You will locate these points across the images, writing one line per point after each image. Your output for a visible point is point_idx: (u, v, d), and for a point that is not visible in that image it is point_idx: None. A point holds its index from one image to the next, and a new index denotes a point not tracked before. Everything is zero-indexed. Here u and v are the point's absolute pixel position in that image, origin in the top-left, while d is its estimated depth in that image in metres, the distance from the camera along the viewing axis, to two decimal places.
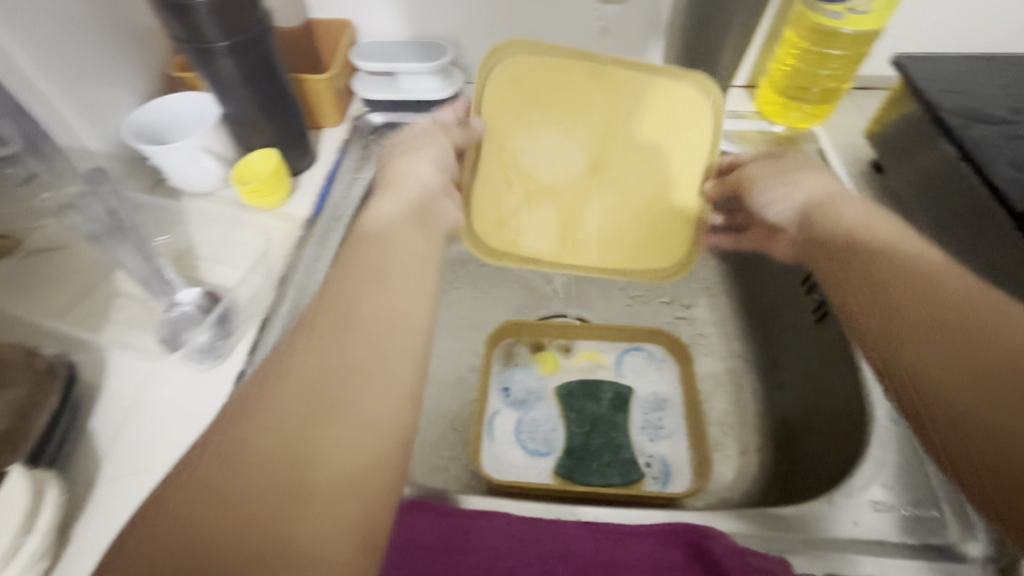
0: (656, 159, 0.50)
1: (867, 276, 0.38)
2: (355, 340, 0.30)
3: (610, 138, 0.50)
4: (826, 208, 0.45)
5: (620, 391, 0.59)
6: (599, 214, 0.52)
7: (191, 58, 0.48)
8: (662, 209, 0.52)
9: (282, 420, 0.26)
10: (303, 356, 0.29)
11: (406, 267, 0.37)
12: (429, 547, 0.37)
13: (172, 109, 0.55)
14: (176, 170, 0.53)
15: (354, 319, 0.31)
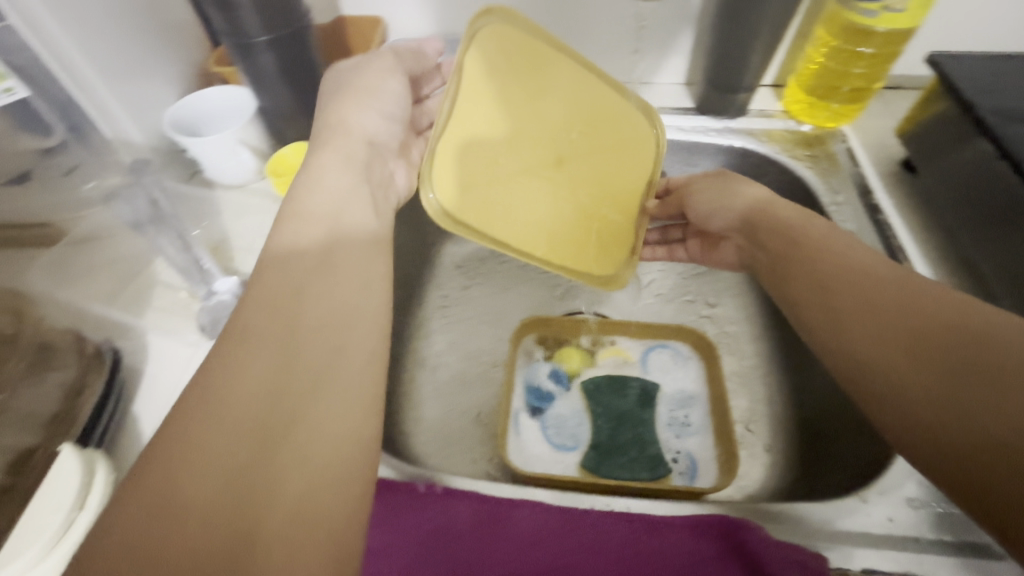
0: (611, 174, 0.55)
1: (822, 288, 0.40)
2: (326, 330, 0.32)
3: (581, 141, 0.53)
4: (763, 215, 0.48)
5: (647, 387, 0.59)
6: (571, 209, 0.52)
7: (232, 52, 0.49)
8: (612, 219, 0.55)
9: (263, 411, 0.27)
10: (260, 361, 0.29)
11: (374, 257, 0.38)
12: (466, 532, 0.38)
13: (209, 101, 0.56)
14: (212, 162, 0.53)
15: (305, 319, 0.32)
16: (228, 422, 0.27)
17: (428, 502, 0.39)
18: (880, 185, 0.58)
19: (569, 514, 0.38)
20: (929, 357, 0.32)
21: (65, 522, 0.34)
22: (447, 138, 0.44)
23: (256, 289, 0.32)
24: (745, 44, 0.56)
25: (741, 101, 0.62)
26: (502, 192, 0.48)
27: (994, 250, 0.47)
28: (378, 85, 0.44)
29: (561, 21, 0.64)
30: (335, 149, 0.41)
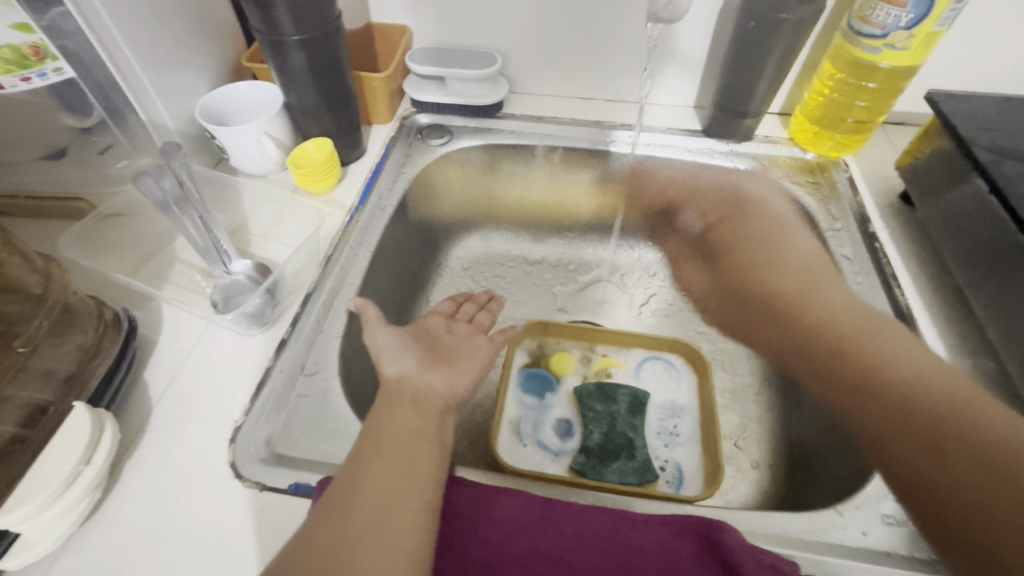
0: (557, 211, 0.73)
1: (845, 372, 0.47)
2: (397, 459, 0.37)
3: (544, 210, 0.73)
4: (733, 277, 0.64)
5: (637, 395, 0.60)
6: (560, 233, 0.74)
7: (266, 49, 0.53)
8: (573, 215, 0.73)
9: (346, 510, 0.34)
10: (320, 528, 0.33)
11: (427, 412, 0.42)
12: (453, 514, 0.39)
13: (238, 96, 0.59)
14: (238, 150, 0.57)
15: (356, 487, 0.35)
16: (328, 529, 0.33)
17: None
18: (878, 215, 0.59)
19: (550, 504, 0.39)
20: (942, 446, 0.37)
21: (74, 475, 0.36)
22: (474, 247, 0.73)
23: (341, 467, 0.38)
24: (752, 72, 0.59)
25: (747, 127, 0.64)
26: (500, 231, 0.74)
27: (982, 283, 0.48)
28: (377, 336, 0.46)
29: (577, 41, 0.66)
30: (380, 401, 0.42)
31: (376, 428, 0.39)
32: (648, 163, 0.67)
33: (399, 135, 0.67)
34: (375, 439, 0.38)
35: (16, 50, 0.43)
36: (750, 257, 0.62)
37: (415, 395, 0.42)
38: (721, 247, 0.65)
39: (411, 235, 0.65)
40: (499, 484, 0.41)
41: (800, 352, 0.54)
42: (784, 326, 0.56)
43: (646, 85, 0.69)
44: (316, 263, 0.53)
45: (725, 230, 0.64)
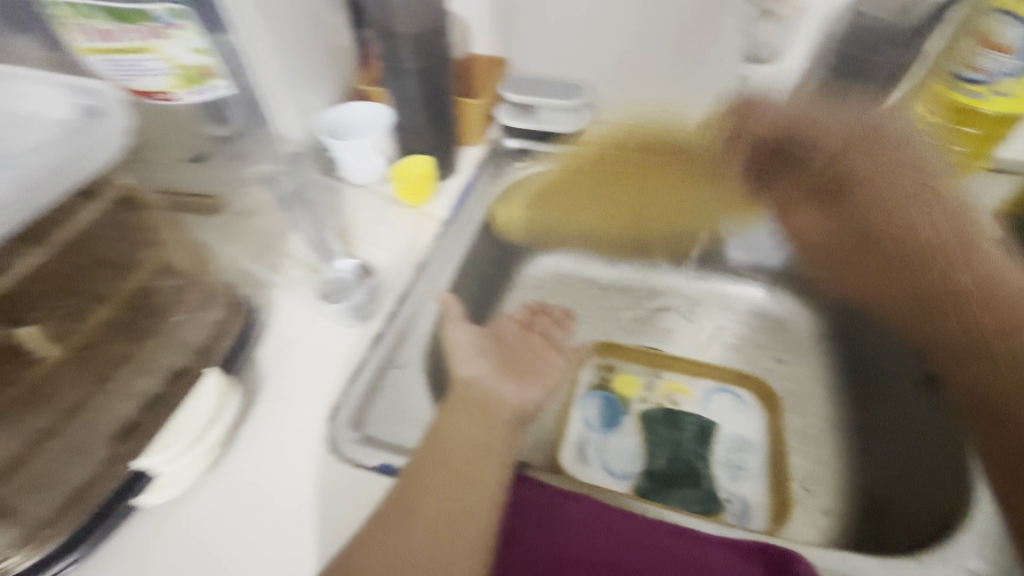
0: (680, 152, 0.71)
1: (996, 330, 0.46)
2: (459, 475, 0.39)
3: (653, 138, 0.72)
4: (861, 206, 0.58)
5: (704, 425, 0.60)
6: (668, 144, 0.72)
7: (386, 74, 0.59)
8: (674, 135, 0.71)
9: (406, 528, 0.36)
10: (373, 550, 0.36)
11: (493, 426, 0.44)
12: (527, 512, 0.41)
13: (341, 117, 0.65)
14: (349, 162, 0.63)
15: (409, 508, 0.37)
16: (390, 539, 0.36)
17: None
18: None
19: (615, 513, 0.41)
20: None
21: (204, 431, 0.41)
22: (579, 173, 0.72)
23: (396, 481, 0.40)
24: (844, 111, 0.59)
25: None
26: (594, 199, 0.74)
27: None
28: (462, 342, 0.49)
29: (665, 74, 0.69)
30: (450, 407, 0.44)
31: (441, 439, 0.41)
32: (771, 111, 0.62)
33: (489, 157, 0.71)
34: (437, 452, 0.40)
35: (192, 70, 0.50)
36: (883, 198, 0.57)
37: (480, 410, 0.44)
38: (847, 183, 0.59)
39: (491, 250, 0.69)
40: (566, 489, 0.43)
41: (925, 299, 0.52)
42: (947, 270, 0.50)
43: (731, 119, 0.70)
44: (410, 268, 0.58)
45: (861, 157, 0.58)
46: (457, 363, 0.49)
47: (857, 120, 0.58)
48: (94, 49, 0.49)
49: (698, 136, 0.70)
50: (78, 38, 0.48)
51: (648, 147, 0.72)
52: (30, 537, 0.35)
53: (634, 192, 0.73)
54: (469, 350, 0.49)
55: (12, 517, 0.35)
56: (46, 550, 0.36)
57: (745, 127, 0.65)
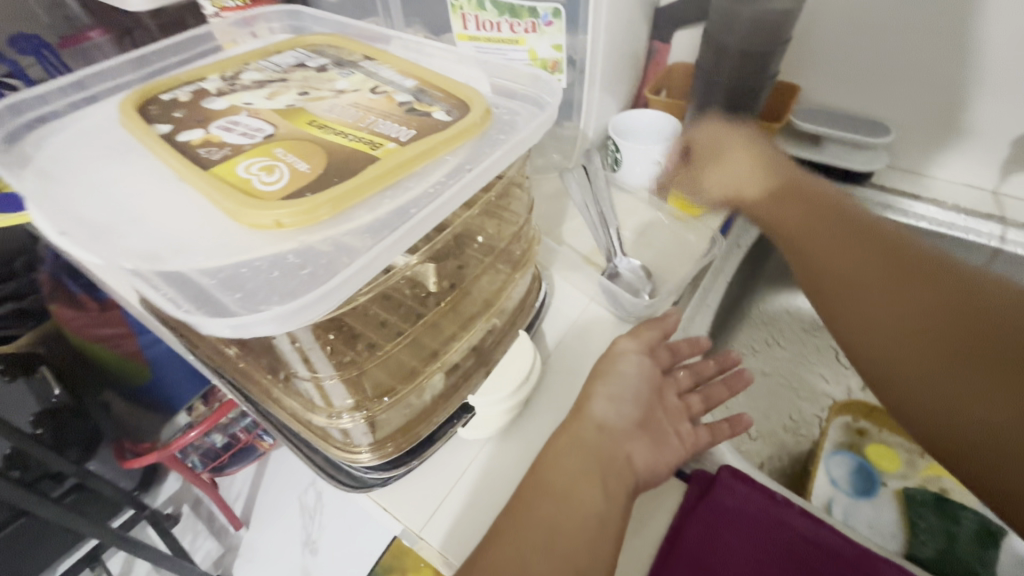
0: (234, 205, 0.30)
1: (938, 287, 0.38)
2: (552, 537, 0.37)
3: (338, 195, 0.31)
4: (770, 168, 0.52)
5: (990, 526, 0.51)
6: (281, 217, 0.30)
7: (699, 88, 0.62)
8: (327, 194, 0.31)
9: (546, 501, 0.38)
10: (524, 511, 0.38)
11: (600, 476, 0.39)
12: (814, 546, 0.39)
13: (635, 122, 0.68)
14: (627, 166, 0.65)
15: (560, 490, 0.39)
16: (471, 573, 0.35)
17: (779, 503, 0.41)
18: None
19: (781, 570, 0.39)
20: (951, 289, 0.38)
21: (519, 384, 0.45)
22: (270, 209, 0.30)
23: (553, 453, 0.41)
24: None
25: None
26: (258, 189, 0.31)
27: None
28: (624, 371, 0.45)
29: (982, 136, 0.64)
30: (568, 435, 0.41)
31: (547, 481, 0.39)
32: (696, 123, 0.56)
33: None
34: (524, 501, 0.38)
35: (543, 61, 0.56)
36: (789, 191, 0.49)
37: (585, 451, 0.40)
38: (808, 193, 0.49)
39: (741, 278, 0.68)
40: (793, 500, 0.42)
41: (888, 271, 0.41)
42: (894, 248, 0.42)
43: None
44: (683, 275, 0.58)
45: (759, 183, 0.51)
46: (599, 391, 0.44)
47: (769, 186, 0.51)
48: (202, 137, 0.36)
49: (362, 185, 0.32)
50: (459, 25, 0.55)
51: (332, 194, 0.31)
52: (385, 442, 0.42)
53: (215, 185, 0.32)
54: (647, 390, 0.45)
55: (377, 424, 0.41)
56: (395, 453, 0.42)
57: (320, 176, 0.32)
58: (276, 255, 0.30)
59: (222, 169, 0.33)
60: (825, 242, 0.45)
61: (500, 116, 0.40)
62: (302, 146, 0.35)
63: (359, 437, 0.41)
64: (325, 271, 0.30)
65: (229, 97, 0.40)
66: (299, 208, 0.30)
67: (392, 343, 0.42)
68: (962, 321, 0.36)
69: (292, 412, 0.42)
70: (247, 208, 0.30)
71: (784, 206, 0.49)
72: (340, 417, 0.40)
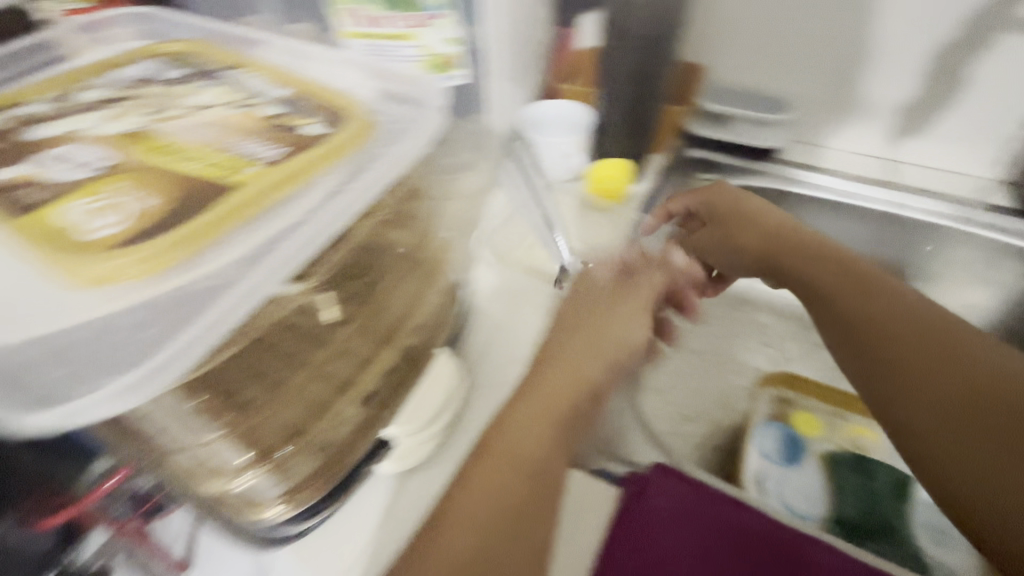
0: (52, 260, 0.26)
1: (940, 343, 0.43)
2: (498, 525, 0.32)
3: (183, 239, 0.27)
4: (777, 225, 0.54)
5: (902, 479, 0.55)
6: (111, 269, 0.26)
7: (604, 75, 0.60)
8: (169, 238, 0.27)
9: (511, 477, 0.34)
10: (485, 491, 0.33)
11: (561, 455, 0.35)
12: (748, 539, 0.39)
13: (548, 110, 0.66)
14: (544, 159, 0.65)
15: (529, 465, 0.34)
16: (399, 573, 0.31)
17: (712, 497, 0.41)
18: None
19: (715, 557, 0.39)
20: (959, 350, 0.42)
21: (442, 405, 0.43)
22: (96, 262, 0.26)
23: (521, 420, 0.36)
24: None
25: None
26: (83, 236, 0.27)
27: None
28: (623, 340, 0.40)
29: (876, 104, 0.67)
30: (542, 397, 0.36)
31: (514, 454, 0.34)
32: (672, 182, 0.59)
33: (671, 168, 0.70)
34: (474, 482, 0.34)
35: (440, 58, 0.52)
36: (797, 249, 0.52)
37: (555, 426, 0.36)
38: (817, 251, 0.51)
39: None
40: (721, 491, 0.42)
41: (898, 327, 0.44)
42: (897, 303, 0.46)
43: (938, 150, 0.67)
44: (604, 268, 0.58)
45: (774, 241, 0.53)
46: (591, 355, 0.38)
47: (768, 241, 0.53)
48: (16, 176, 0.30)
49: (214, 224, 0.28)
50: (344, 23, 0.51)
51: (175, 238, 0.27)
52: (301, 487, 0.39)
53: (30, 235, 0.27)
54: None
55: (284, 472, 0.38)
56: (312, 499, 0.39)
57: (161, 213, 0.28)
58: (108, 315, 0.26)
59: (35, 211, 0.28)
60: (841, 302, 0.48)
61: (386, 125, 0.37)
62: (141, 177, 0.30)
63: (267, 490, 0.37)
64: (175, 328, 0.27)
65: (58, 124, 0.34)
66: (135, 258, 0.26)
67: (286, 390, 0.38)
68: (977, 385, 0.40)
69: (183, 478, 0.37)
70: (69, 263, 0.26)
71: (801, 264, 0.51)
72: (234, 479, 0.36)
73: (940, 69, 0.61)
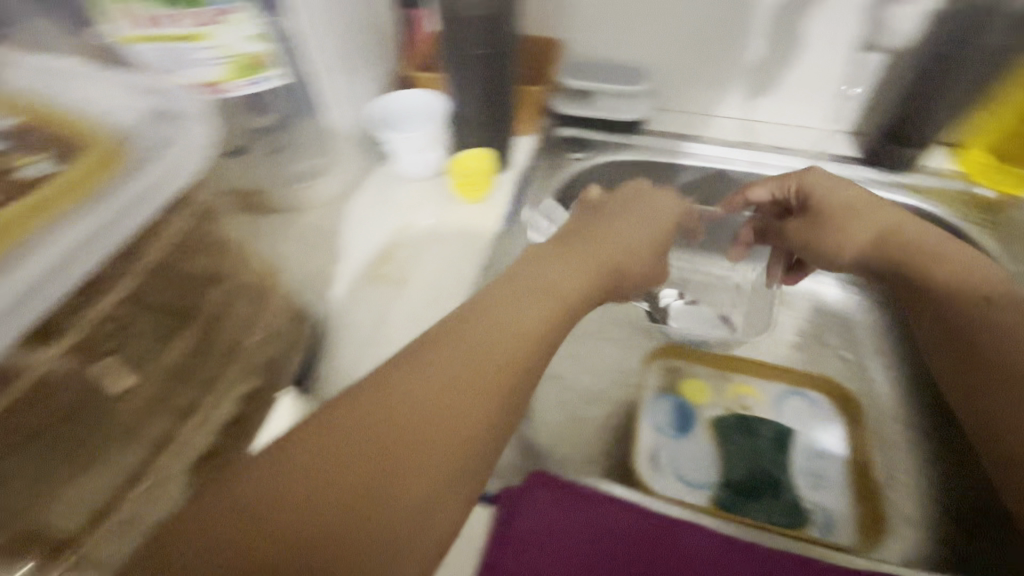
0: None
1: None
2: (403, 437, 0.29)
3: None
4: (868, 224, 0.53)
5: (782, 432, 0.58)
6: None
7: (445, 62, 0.55)
8: None
9: (442, 377, 0.31)
10: (402, 391, 0.30)
11: (512, 380, 0.33)
12: (622, 535, 0.39)
13: (399, 102, 0.61)
14: (402, 155, 0.60)
15: (472, 371, 0.32)
16: (278, 456, 0.28)
17: (586, 501, 0.40)
18: None
19: (592, 562, 0.37)
20: None
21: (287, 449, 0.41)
22: None
23: (467, 330, 0.34)
24: (924, 100, 0.57)
25: (912, 157, 0.62)
26: None
27: None
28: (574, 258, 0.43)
29: (729, 66, 0.67)
30: (502, 311, 0.35)
31: (460, 363, 0.32)
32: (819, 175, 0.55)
33: (542, 149, 0.68)
34: (407, 375, 0.31)
35: (247, 58, 0.45)
36: (912, 255, 0.51)
37: (514, 344, 0.34)
38: (907, 254, 0.51)
39: None
40: (599, 489, 0.41)
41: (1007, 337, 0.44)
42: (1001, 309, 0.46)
43: (791, 106, 0.68)
44: (474, 273, 0.56)
45: (886, 241, 0.52)
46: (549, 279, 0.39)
47: (918, 250, 0.51)
48: None
49: None
50: (121, 24, 0.42)
51: None
52: None
53: None
54: None
55: (92, 565, 0.33)
56: None
57: None
58: None
59: None
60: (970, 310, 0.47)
61: (144, 147, 0.37)
62: None
63: None
64: None
65: None
66: None
67: (72, 467, 0.33)
68: None
69: None
70: None
71: (919, 267, 0.50)
72: None
73: (777, 28, 0.62)
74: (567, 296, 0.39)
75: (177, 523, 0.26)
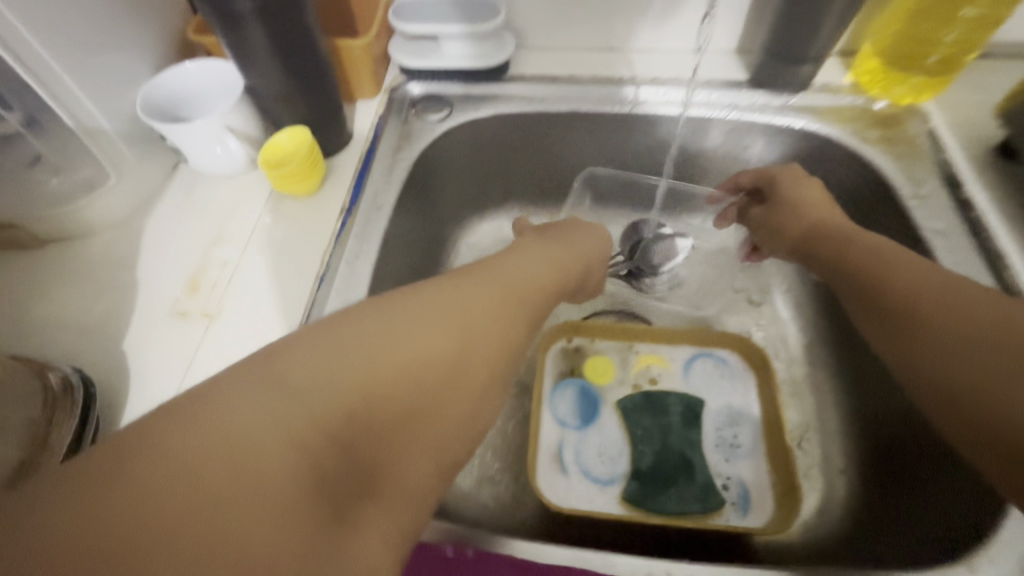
0: None
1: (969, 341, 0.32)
2: (449, 343, 0.29)
3: None
4: (803, 215, 0.47)
5: (690, 404, 0.53)
6: None
7: (212, 20, 0.41)
8: None
9: (471, 307, 0.31)
10: (434, 314, 0.29)
11: (532, 309, 0.35)
12: None
13: (189, 79, 0.48)
14: (196, 150, 0.48)
15: (497, 302, 0.33)
16: (318, 345, 0.26)
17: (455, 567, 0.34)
18: (970, 171, 0.49)
19: None
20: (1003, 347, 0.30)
21: None
22: None
23: (476, 275, 0.34)
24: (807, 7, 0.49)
25: (806, 74, 0.54)
26: None
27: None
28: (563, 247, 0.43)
29: None
30: (503, 268, 0.36)
31: (474, 304, 0.31)
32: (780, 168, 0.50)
33: (389, 112, 0.57)
34: (448, 288, 0.32)
35: None
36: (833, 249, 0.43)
37: (524, 286, 0.36)
38: (825, 248, 0.44)
39: (416, 229, 0.56)
40: (469, 543, 0.35)
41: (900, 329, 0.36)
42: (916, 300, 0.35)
43: (670, 29, 0.59)
44: (308, 285, 0.45)
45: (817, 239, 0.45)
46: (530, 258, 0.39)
47: (825, 240, 0.44)
48: None
49: None
50: None
51: None
52: None
53: None
54: None
55: None
56: None
57: None
58: None
59: None
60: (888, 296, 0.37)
61: None
62: None
63: None
64: None
65: None
66: None
67: None
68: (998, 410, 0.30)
69: None
70: None
71: (819, 252, 0.44)
72: None
73: None
74: (558, 276, 0.40)
75: (145, 427, 0.20)
